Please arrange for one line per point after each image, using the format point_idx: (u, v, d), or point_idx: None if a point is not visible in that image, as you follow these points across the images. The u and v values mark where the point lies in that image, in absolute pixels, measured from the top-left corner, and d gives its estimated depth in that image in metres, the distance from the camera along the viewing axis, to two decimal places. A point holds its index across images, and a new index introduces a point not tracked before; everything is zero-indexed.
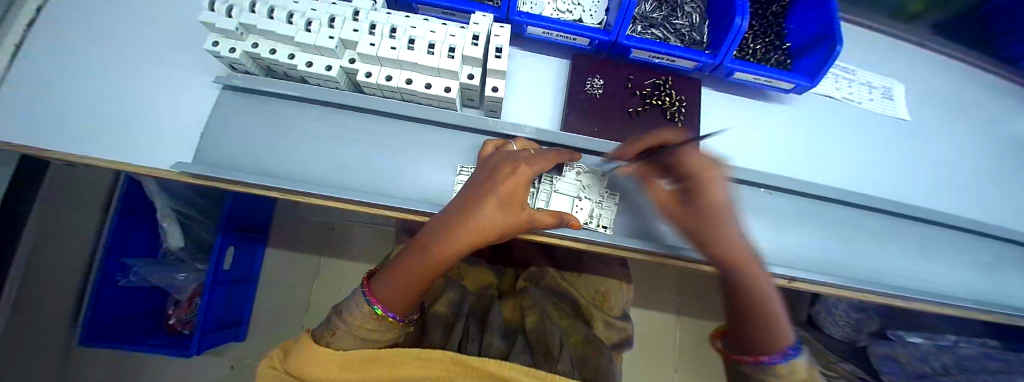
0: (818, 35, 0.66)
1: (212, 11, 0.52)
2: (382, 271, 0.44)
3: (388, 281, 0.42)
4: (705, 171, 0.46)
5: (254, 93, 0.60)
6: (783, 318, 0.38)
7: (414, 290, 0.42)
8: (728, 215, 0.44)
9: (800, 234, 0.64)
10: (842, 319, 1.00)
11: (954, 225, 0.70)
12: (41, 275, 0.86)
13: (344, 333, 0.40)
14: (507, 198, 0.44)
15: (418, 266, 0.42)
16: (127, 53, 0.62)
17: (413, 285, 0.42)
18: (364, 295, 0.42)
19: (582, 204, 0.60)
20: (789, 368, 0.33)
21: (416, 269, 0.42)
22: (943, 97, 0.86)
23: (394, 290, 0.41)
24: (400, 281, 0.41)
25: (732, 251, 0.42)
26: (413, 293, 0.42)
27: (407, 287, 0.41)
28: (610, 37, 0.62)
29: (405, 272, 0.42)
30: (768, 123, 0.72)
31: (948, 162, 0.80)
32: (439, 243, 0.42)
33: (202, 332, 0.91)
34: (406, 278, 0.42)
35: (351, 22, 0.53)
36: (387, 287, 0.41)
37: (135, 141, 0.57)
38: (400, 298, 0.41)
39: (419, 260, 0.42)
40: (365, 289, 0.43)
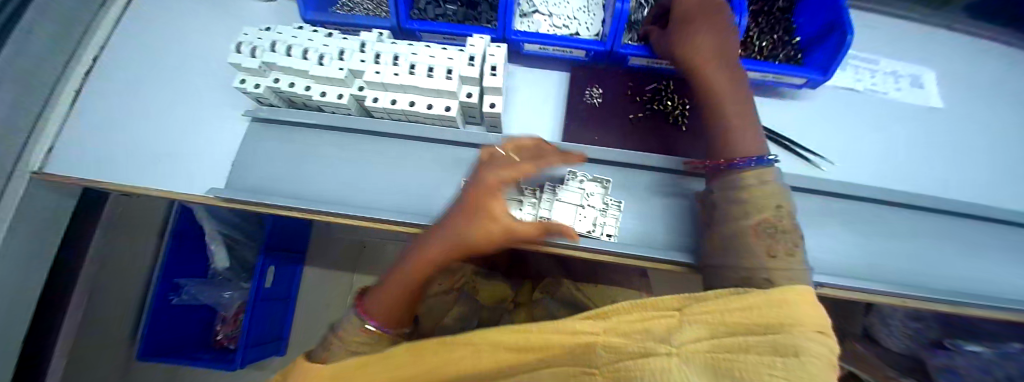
0: (828, 27, 0.64)
1: (239, 53, 0.58)
2: (371, 288, 0.45)
3: (376, 296, 0.43)
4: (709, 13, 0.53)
5: (277, 123, 0.66)
6: (752, 139, 0.44)
7: (399, 302, 0.43)
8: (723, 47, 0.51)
9: (827, 237, 0.60)
10: (899, 329, 0.92)
11: (1007, 220, 0.63)
12: (94, 293, 0.97)
13: (338, 348, 0.43)
14: (471, 205, 0.39)
15: (400, 280, 0.43)
16: (163, 93, 0.70)
17: (398, 298, 0.43)
18: (354, 311, 0.44)
19: (584, 213, 0.59)
20: (755, 173, 0.41)
21: (398, 283, 0.43)
22: (986, 82, 0.79)
23: (381, 302, 0.43)
24: (386, 294, 0.43)
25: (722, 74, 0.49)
26: (400, 303, 0.43)
27: (393, 299, 0.43)
28: (605, 47, 0.63)
29: (389, 288, 0.43)
30: (783, 121, 0.69)
31: (999, 151, 0.72)
32: (419, 257, 0.43)
33: (244, 346, 0.98)
34: (390, 293, 0.43)
35: (359, 53, 0.58)
36: (375, 303, 0.43)
37: (169, 171, 0.64)
38: (389, 309, 0.43)
39: (401, 274, 0.43)
40: (357, 304, 0.45)
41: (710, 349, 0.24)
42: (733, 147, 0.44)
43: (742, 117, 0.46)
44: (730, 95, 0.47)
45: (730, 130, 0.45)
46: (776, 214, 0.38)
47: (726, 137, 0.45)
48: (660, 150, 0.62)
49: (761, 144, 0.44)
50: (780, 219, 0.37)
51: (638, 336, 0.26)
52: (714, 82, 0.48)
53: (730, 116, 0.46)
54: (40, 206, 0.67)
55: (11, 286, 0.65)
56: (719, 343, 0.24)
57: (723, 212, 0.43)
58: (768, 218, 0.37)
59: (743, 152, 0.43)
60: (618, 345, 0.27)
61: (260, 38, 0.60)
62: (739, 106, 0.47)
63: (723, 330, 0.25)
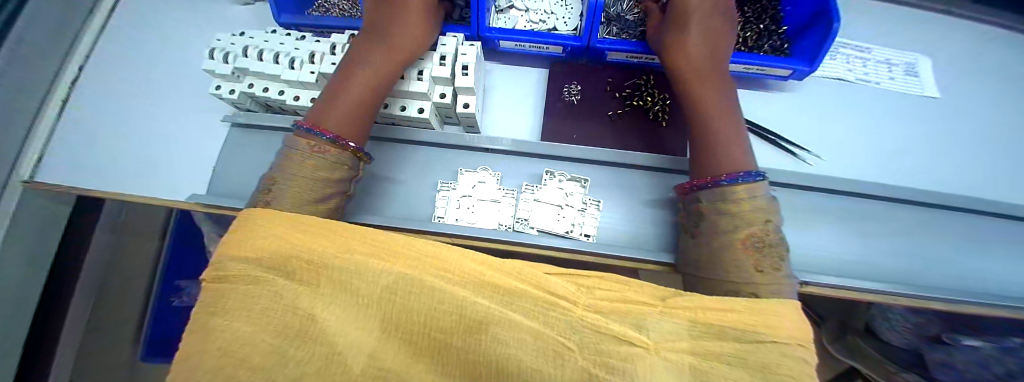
0: (815, 15, 0.62)
1: (213, 59, 0.58)
2: (319, 109, 0.44)
3: (336, 110, 0.44)
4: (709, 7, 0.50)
5: (255, 128, 0.66)
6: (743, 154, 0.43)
7: (358, 114, 0.45)
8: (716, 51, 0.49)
9: (815, 233, 0.59)
10: (901, 325, 0.87)
11: (1002, 212, 0.61)
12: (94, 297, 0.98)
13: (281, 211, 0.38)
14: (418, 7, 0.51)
15: (359, 84, 0.45)
16: (150, 100, 0.70)
17: (359, 106, 0.45)
18: (302, 130, 0.41)
19: (561, 213, 0.58)
20: (746, 189, 0.39)
21: (361, 88, 0.45)
22: (986, 68, 0.77)
23: (344, 115, 0.43)
24: (354, 101, 0.45)
25: (713, 82, 0.48)
26: (359, 118, 0.45)
27: (353, 106, 0.45)
28: (582, 43, 0.61)
29: (352, 94, 0.45)
30: (769, 114, 0.67)
31: (999, 140, 0.70)
32: (364, 69, 0.47)
33: None
34: (344, 106, 0.44)
35: (330, 56, 0.57)
36: (324, 116, 0.43)
37: (152, 179, 0.64)
38: (345, 128, 0.43)
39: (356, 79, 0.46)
40: (304, 124, 0.42)
41: (692, 358, 0.29)
42: (722, 154, 0.43)
43: (728, 124, 0.45)
44: (717, 103, 0.46)
45: (718, 137, 0.44)
46: (766, 227, 0.37)
47: (715, 149, 0.44)
48: (641, 147, 0.61)
49: (747, 151, 0.44)
50: (768, 234, 0.37)
51: (619, 316, 0.31)
52: (701, 87, 0.48)
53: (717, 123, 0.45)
54: (38, 216, 0.67)
55: (9, 295, 0.66)
56: (701, 347, 0.29)
57: (711, 228, 0.40)
58: (757, 232, 0.37)
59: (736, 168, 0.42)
60: (601, 324, 0.30)
61: (232, 43, 0.60)
62: (724, 114, 0.46)
63: (698, 330, 0.30)
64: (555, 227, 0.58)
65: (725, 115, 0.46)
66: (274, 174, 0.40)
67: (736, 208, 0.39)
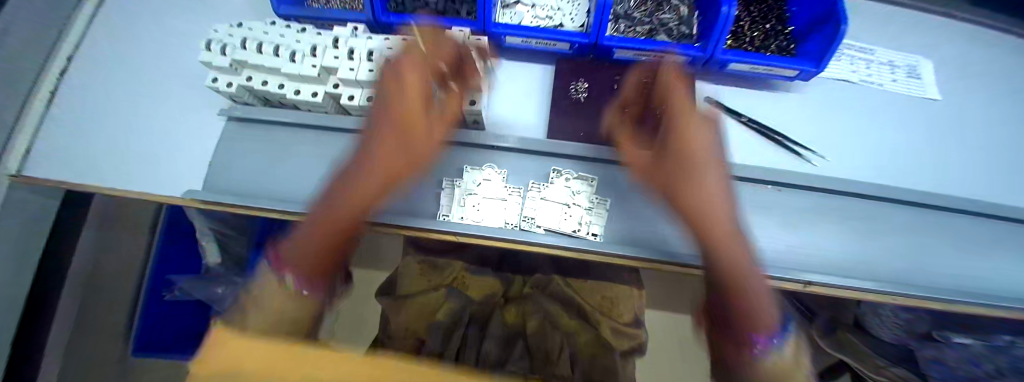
0: (822, 16, 0.61)
1: (209, 51, 0.56)
2: (283, 243, 0.45)
3: (301, 247, 0.43)
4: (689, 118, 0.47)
5: (253, 122, 0.64)
6: (764, 302, 0.38)
7: (322, 248, 0.43)
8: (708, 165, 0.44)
9: (818, 234, 0.59)
10: (891, 320, 0.91)
11: (998, 214, 0.62)
12: None
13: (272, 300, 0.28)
14: (407, 119, 0.47)
15: (326, 228, 0.43)
16: (143, 92, 0.67)
17: (326, 252, 0.43)
18: (268, 261, 0.46)
19: (567, 212, 0.58)
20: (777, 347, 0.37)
21: (336, 221, 0.43)
22: (984, 71, 0.78)
23: (307, 251, 0.43)
24: (318, 240, 0.43)
25: (717, 209, 0.42)
26: (325, 256, 0.44)
27: (318, 247, 0.43)
28: (590, 40, 0.60)
29: (314, 229, 0.43)
30: (774, 114, 0.67)
31: (996, 142, 0.71)
32: (337, 210, 0.43)
33: None
34: (311, 242, 0.43)
35: (332, 50, 0.55)
36: (302, 250, 0.43)
37: (147, 172, 0.62)
38: (308, 269, 0.43)
39: (328, 219, 0.43)
40: (272, 257, 0.46)
41: None
42: (741, 302, 0.37)
43: (745, 259, 0.39)
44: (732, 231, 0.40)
45: (740, 277, 0.37)
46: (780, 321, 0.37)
47: (741, 298, 0.37)
48: None
49: (769, 294, 0.39)
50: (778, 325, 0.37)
51: None
52: (711, 207, 0.42)
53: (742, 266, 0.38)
54: (24, 212, 0.64)
55: None
56: None
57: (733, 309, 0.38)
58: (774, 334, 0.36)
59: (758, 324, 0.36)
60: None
61: (230, 34, 0.58)
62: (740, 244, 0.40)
63: None
64: (561, 226, 0.58)
65: (742, 254, 0.39)
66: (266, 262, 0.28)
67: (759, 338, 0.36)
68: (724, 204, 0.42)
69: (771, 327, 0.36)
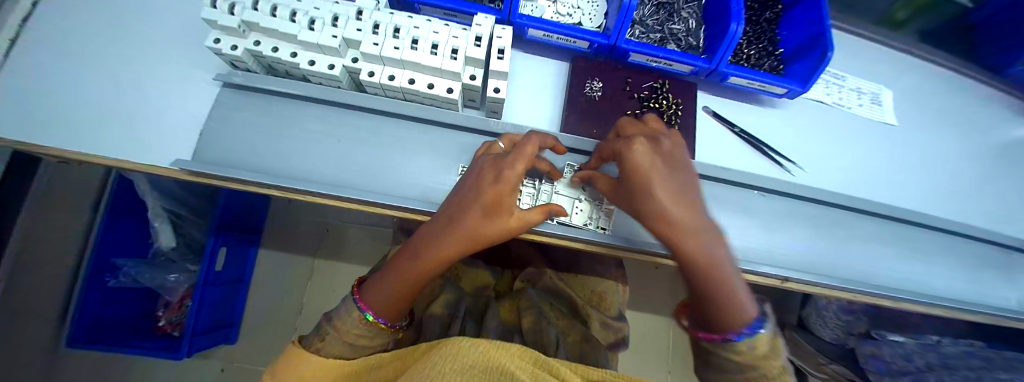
0: (810, 40, 0.68)
1: (216, 8, 0.52)
2: (372, 279, 0.46)
3: (380, 289, 0.44)
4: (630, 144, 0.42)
5: (254, 91, 0.60)
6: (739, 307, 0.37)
7: (401, 297, 0.44)
8: (662, 190, 0.39)
9: (794, 235, 0.66)
10: (833, 320, 1.06)
11: (935, 226, 0.73)
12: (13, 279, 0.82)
13: (334, 339, 0.43)
14: (492, 203, 0.41)
15: (406, 273, 0.44)
16: (126, 50, 0.61)
17: (401, 297, 0.44)
18: (353, 302, 0.45)
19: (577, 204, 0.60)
20: (747, 343, 0.36)
21: (408, 271, 0.44)
22: (925, 102, 0.91)
23: (383, 299, 0.43)
24: (392, 286, 0.44)
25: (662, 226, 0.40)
26: (398, 300, 0.44)
27: (393, 292, 0.43)
28: (609, 41, 0.63)
29: (396, 279, 0.44)
30: (765, 126, 0.73)
31: (933, 165, 0.83)
32: (411, 265, 0.44)
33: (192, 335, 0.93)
34: (394, 286, 0.44)
35: (355, 21, 0.54)
36: (381, 298, 0.43)
37: (122, 137, 0.55)
38: (386, 306, 0.44)
39: (407, 269, 0.44)
40: (357, 295, 0.45)
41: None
42: (719, 310, 0.38)
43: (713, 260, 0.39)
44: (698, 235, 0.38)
45: (710, 280, 0.38)
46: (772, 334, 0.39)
47: (710, 304, 0.38)
48: None
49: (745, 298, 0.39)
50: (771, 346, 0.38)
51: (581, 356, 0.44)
52: (677, 223, 0.39)
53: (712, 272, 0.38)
54: None
55: None
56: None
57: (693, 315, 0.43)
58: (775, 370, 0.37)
59: (731, 317, 0.37)
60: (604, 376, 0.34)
61: None
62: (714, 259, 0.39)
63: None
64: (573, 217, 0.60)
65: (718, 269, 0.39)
66: (331, 319, 0.45)
67: (733, 357, 0.37)
68: (692, 219, 0.39)
69: (745, 320, 0.37)
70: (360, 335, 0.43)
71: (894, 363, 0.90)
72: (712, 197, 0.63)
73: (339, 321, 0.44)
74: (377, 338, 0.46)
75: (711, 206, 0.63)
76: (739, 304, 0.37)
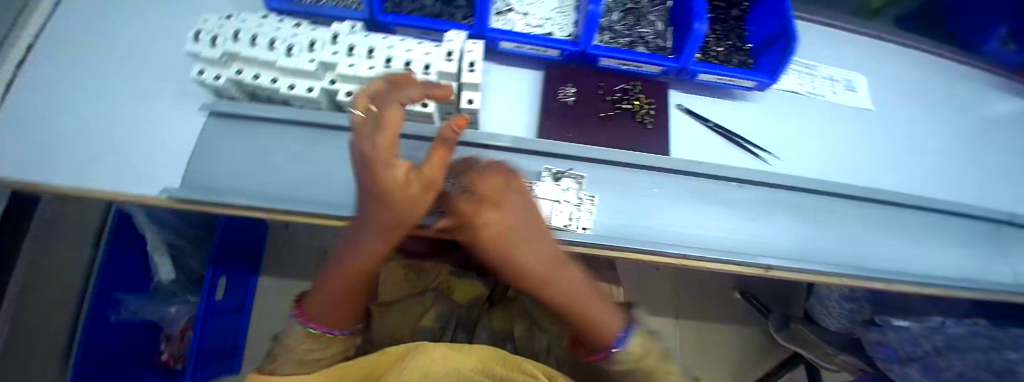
0: (775, 34, 0.70)
1: (198, 42, 0.54)
2: (309, 295, 0.46)
3: (320, 306, 0.44)
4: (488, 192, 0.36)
5: (239, 117, 0.63)
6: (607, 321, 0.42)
7: (342, 308, 0.44)
8: (521, 241, 0.35)
9: (776, 224, 0.66)
10: (837, 309, 1.09)
11: (919, 205, 0.73)
12: None
13: (288, 359, 0.44)
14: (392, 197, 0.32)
15: (337, 284, 0.42)
16: (116, 87, 0.64)
17: (338, 310, 0.44)
18: (297, 320, 0.45)
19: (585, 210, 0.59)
20: (624, 352, 0.43)
21: (339, 286, 0.42)
22: (900, 85, 0.92)
23: (323, 313, 0.44)
24: (328, 302, 0.43)
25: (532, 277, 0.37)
26: (340, 310, 0.45)
27: (331, 306, 0.44)
28: (578, 48, 0.65)
29: (325, 294, 0.43)
30: (740, 119, 0.74)
31: (912, 146, 0.84)
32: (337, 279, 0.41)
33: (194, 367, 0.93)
34: (329, 299, 0.43)
35: (331, 45, 0.56)
36: (316, 314, 0.44)
37: (112, 169, 0.57)
38: (325, 317, 0.44)
39: (337, 286, 0.42)
40: (297, 314, 0.46)
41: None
42: (594, 330, 0.41)
43: (577, 285, 0.41)
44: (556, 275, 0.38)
45: (580, 308, 0.41)
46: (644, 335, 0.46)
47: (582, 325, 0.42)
48: (630, 147, 0.65)
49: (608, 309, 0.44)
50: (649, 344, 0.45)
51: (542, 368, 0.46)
52: (536, 270, 0.37)
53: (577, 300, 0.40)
54: None
55: None
56: None
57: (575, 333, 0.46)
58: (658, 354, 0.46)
59: (604, 333, 0.42)
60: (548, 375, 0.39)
61: (221, 26, 0.57)
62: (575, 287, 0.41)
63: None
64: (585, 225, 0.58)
65: (582, 294, 0.41)
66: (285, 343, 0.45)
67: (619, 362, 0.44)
68: (542, 260, 0.37)
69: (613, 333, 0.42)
70: (311, 349, 0.44)
71: (902, 349, 0.87)
72: (691, 192, 0.64)
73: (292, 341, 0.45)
74: (333, 348, 0.47)
75: (690, 200, 0.64)
76: (608, 318, 0.42)
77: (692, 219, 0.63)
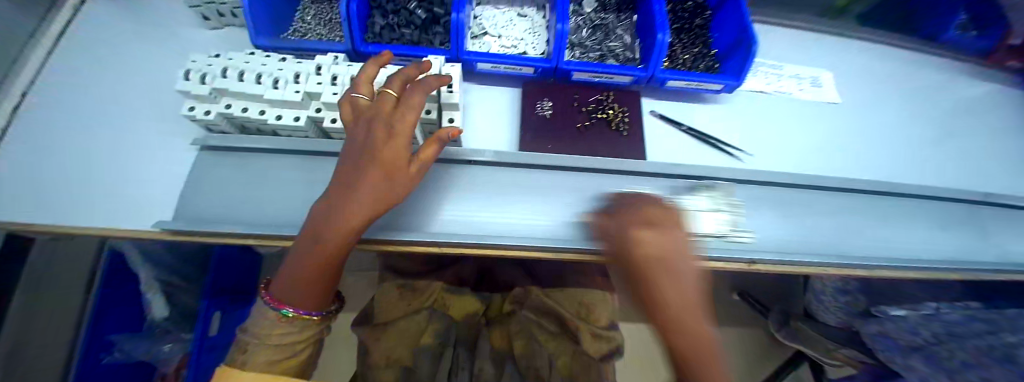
0: (736, 39, 0.75)
1: (188, 80, 0.57)
2: (278, 279, 0.45)
3: (290, 287, 0.44)
4: (647, 232, 0.34)
5: (228, 149, 0.65)
6: None
7: (315, 290, 0.45)
8: (675, 279, 0.31)
9: (755, 219, 0.68)
10: (831, 303, 1.07)
11: (893, 191, 0.76)
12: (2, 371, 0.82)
13: (255, 348, 0.44)
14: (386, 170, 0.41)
15: (307, 266, 0.43)
16: (109, 128, 0.66)
17: (309, 290, 0.44)
18: (267, 304, 0.45)
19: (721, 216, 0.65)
20: None
21: (311, 267, 0.42)
22: (864, 78, 0.97)
23: (296, 294, 0.44)
24: (300, 283, 0.43)
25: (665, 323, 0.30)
26: (310, 293, 0.45)
27: (302, 287, 0.44)
28: (551, 64, 0.69)
29: (297, 276, 0.43)
30: (711, 121, 0.78)
31: (881, 136, 0.87)
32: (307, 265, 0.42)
33: None
34: (302, 280, 0.43)
35: (315, 76, 0.59)
36: (291, 292, 0.44)
37: (104, 207, 0.59)
38: (301, 301, 0.45)
39: (307, 267, 0.42)
40: (268, 298, 0.45)
41: None
42: None
43: (723, 355, 0.32)
44: (708, 331, 0.30)
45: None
46: None
47: None
48: (608, 154, 0.68)
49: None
50: None
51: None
52: (675, 322, 0.28)
53: (724, 371, 0.30)
54: None
55: None
56: None
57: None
58: None
59: None
60: None
61: (210, 64, 0.60)
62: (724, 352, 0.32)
63: None
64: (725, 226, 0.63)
65: (729, 369, 0.31)
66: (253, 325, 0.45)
67: None
68: (697, 307, 0.31)
69: None
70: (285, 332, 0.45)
71: (902, 339, 0.87)
72: (671, 193, 0.66)
73: (261, 319, 0.45)
74: (305, 332, 0.47)
75: (671, 202, 0.66)
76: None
77: None
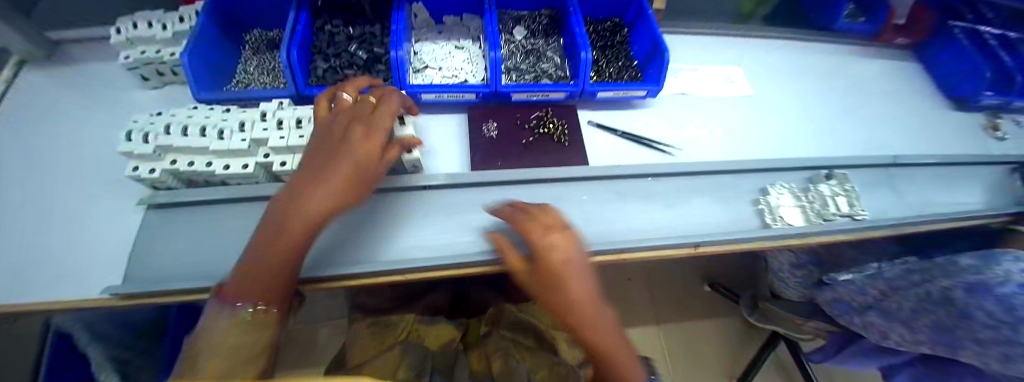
0: (651, 50, 0.84)
1: (130, 141, 0.58)
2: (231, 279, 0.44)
3: (246, 284, 0.43)
4: (559, 237, 0.50)
5: (178, 206, 0.65)
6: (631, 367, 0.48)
7: (276, 283, 0.45)
8: (569, 276, 0.48)
9: (693, 206, 0.74)
10: (790, 278, 1.12)
11: (810, 166, 0.85)
12: None
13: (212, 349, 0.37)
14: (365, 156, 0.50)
15: (271, 257, 0.44)
16: (47, 199, 0.65)
17: (270, 284, 0.44)
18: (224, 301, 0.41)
19: (841, 199, 0.77)
20: None
21: (276, 256, 0.44)
22: (772, 70, 1.09)
23: (252, 288, 0.43)
24: (261, 279, 0.43)
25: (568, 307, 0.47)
26: (270, 286, 0.44)
27: (262, 281, 0.43)
28: (490, 88, 0.75)
29: (260, 267, 0.44)
30: (643, 124, 0.85)
31: (794, 118, 0.98)
32: (269, 256, 0.44)
33: None
34: (261, 275, 0.43)
35: (261, 123, 0.62)
36: (247, 286, 0.43)
37: (44, 283, 0.56)
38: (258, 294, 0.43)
39: (269, 255, 0.44)
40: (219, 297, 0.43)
41: None
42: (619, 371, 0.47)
43: (608, 332, 0.49)
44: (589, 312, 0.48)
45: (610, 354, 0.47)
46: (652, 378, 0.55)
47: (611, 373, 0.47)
48: (552, 164, 0.73)
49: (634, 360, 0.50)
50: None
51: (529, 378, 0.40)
52: (578, 304, 0.47)
53: (608, 341, 0.48)
54: None
55: None
56: None
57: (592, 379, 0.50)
58: None
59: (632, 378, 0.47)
60: None
61: (151, 123, 0.61)
62: (607, 323, 0.49)
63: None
64: (844, 206, 0.75)
65: (612, 338, 0.49)
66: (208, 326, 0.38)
67: None
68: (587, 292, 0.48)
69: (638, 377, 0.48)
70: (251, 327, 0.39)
71: (853, 300, 0.85)
72: (614, 193, 0.72)
73: None
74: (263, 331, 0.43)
75: (616, 200, 0.71)
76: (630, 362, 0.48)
77: (620, 217, 0.70)
